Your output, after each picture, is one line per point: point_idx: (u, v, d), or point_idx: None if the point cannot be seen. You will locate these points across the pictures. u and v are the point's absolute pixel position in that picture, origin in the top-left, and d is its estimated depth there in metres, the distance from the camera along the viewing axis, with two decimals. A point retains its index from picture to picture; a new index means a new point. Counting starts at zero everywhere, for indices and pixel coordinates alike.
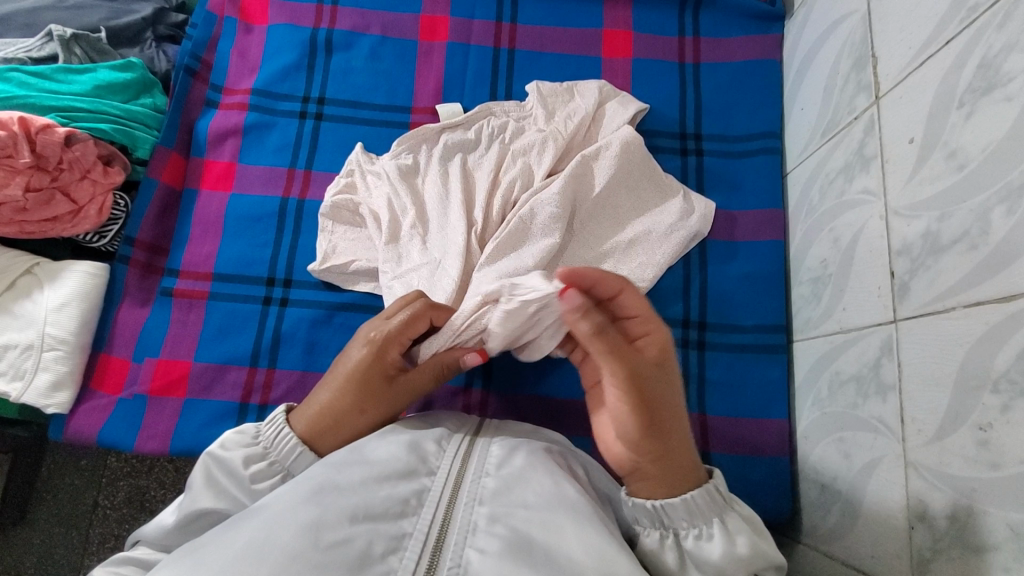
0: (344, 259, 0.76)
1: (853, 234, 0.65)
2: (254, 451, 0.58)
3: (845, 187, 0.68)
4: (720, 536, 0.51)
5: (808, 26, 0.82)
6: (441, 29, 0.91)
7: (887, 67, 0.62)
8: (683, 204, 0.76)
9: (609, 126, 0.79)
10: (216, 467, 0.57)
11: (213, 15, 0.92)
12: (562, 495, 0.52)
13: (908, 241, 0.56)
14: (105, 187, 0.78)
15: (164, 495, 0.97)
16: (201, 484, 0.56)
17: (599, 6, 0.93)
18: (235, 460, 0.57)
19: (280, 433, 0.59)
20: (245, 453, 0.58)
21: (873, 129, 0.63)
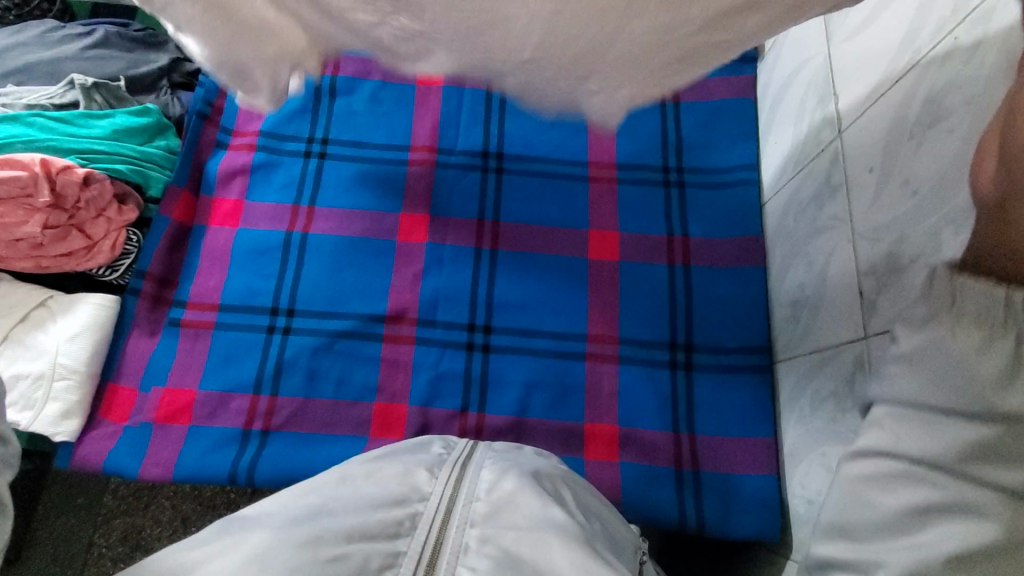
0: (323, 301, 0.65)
1: (826, 256, 0.70)
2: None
3: (816, 215, 0.73)
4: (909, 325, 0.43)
5: (778, 66, 0.87)
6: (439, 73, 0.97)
7: (848, 103, 0.68)
8: None
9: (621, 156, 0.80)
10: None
11: None
12: (550, 517, 0.55)
13: (873, 261, 0.60)
14: (120, 224, 0.82)
15: (160, 533, 0.98)
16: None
17: None
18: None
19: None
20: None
21: (837, 160, 0.69)
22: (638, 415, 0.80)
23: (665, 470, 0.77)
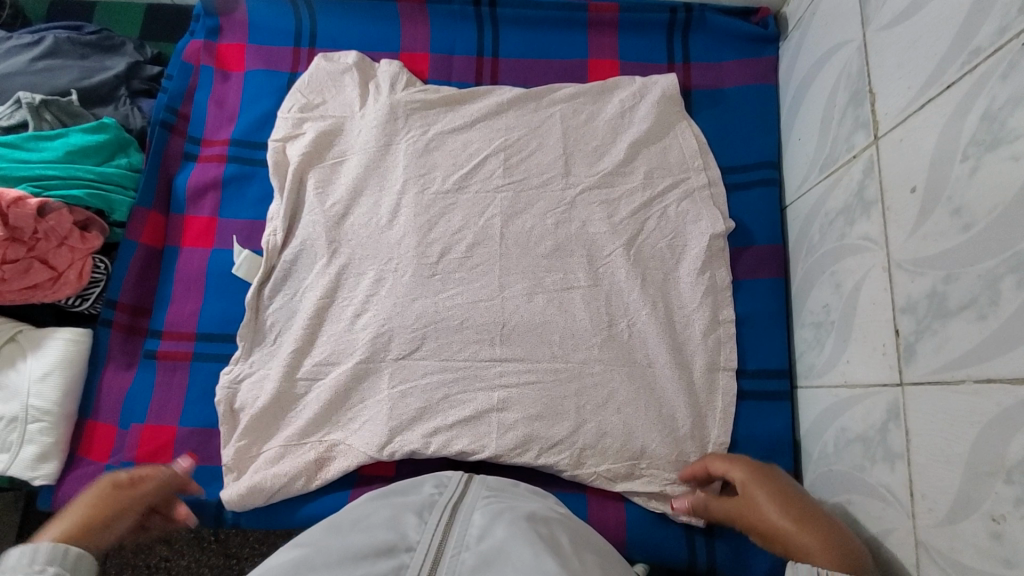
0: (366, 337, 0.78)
1: (856, 281, 0.62)
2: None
3: (845, 230, 0.64)
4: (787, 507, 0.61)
5: (804, 48, 0.76)
6: (422, 66, 0.89)
7: (887, 106, 0.58)
8: (681, 263, 0.79)
9: (693, 231, 0.80)
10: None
11: (188, 65, 0.89)
12: (542, 570, 0.50)
13: (913, 298, 0.52)
14: (83, 252, 0.76)
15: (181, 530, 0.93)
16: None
17: (584, 32, 0.88)
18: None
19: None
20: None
21: (873, 172, 0.59)
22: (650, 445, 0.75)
23: (676, 526, 0.74)
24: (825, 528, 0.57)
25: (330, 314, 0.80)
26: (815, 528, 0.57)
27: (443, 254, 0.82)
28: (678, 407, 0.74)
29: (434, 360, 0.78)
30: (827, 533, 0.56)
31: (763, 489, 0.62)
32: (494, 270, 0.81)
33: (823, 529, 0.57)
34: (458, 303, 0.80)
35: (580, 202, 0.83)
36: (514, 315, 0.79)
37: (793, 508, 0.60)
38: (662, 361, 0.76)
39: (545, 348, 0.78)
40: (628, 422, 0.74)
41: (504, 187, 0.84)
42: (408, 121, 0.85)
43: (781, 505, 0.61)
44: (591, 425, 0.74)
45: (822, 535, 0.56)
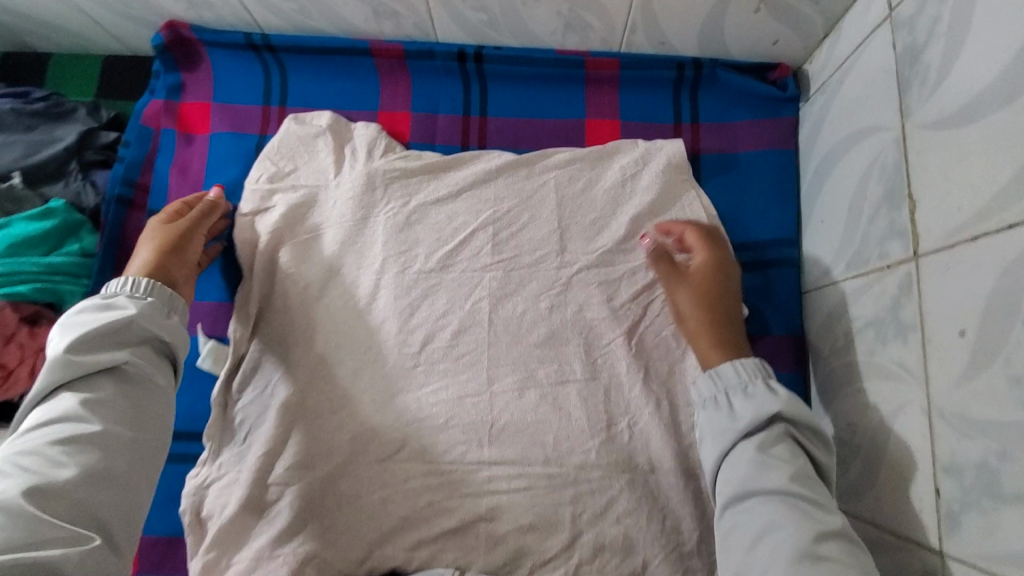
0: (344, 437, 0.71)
1: (888, 410, 0.54)
2: (109, 305, 0.60)
3: (876, 349, 0.56)
4: (763, 392, 0.59)
5: (830, 119, 0.68)
6: (403, 127, 0.81)
7: (931, 220, 0.50)
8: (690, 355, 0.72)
9: None
10: (80, 331, 0.57)
11: (147, 129, 0.81)
12: None
13: (958, 460, 0.45)
14: (36, 349, 0.69)
15: None
16: (76, 352, 0.56)
17: (581, 89, 0.80)
18: (89, 320, 0.57)
19: (120, 287, 0.62)
20: (98, 310, 0.59)
21: (911, 293, 0.52)
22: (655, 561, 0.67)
23: None
24: (731, 323, 0.66)
25: (306, 410, 0.72)
26: (722, 329, 0.66)
27: (427, 342, 0.74)
28: (684, 519, 0.67)
29: (417, 464, 0.70)
30: (729, 328, 0.66)
31: (704, 254, 0.70)
32: (484, 362, 0.73)
33: (730, 329, 0.66)
34: (444, 397, 0.72)
35: (578, 281, 0.75)
36: (503, 411, 0.72)
37: (721, 295, 0.68)
38: (667, 467, 0.68)
39: (538, 451, 0.70)
40: (629, 536, 0.67)
41: (493, 266, 0.76)
42: (388, 191, 0.77)
43: (714, 297, 0.68)
44: (589, 537, 0.67)
45: (727, 323, 0.66)
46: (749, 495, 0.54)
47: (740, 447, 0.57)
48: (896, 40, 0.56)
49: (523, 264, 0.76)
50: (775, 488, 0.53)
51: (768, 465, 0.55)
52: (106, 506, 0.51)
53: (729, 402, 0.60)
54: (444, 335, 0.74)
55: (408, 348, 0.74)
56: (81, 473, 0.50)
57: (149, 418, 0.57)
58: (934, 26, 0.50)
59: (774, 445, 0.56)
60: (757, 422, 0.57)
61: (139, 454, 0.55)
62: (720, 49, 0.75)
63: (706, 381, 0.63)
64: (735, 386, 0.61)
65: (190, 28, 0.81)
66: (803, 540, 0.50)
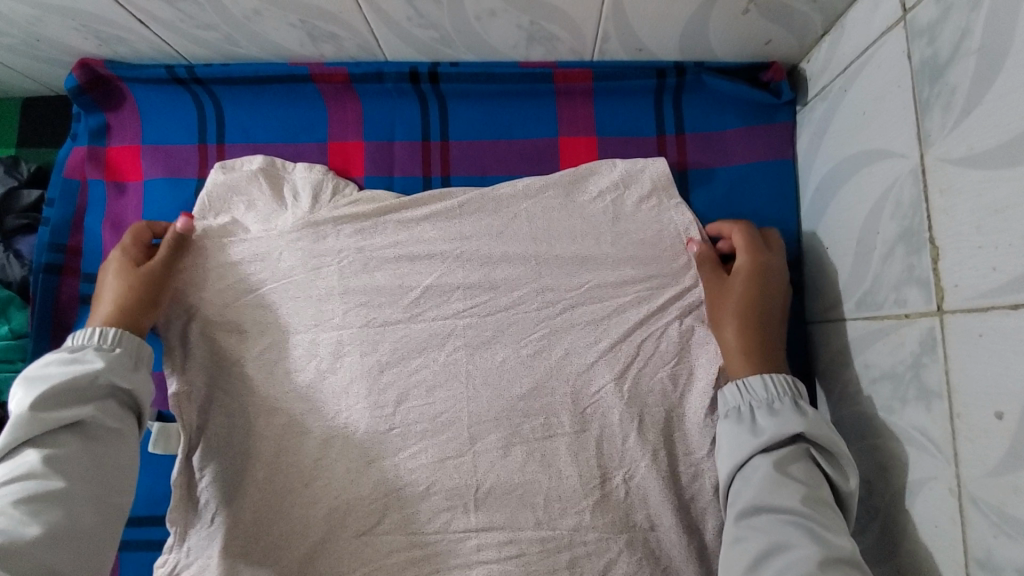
0: (319, 511, 0.66)
1: (910, 479, 0.48)
2: (76, 358, 0.56)
3: (895, 406, 0.50)
4: (790, 408, 0.54)
5: (833, 131, 0.60)
6: (356, 159, 0.73)
7: (958, 274, 0.43)
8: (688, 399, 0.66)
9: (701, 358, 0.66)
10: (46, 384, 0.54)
11: (73, 182, 0.73)
12: None
13: (997, 558, 0.40)
14: None
15: None
16: (41, 406, 0.53)
17: (552, 102, 0.71)
18: (53, 375, 0.54)
19: (86, 338, 0.58)
20: (65, 364, 0.55)
21: (935, 353, 0.45)
22: None
23: None
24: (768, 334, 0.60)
25: (274, 485, 0.67)
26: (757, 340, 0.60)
27: (400, 401, 0.67)
28: None
29: (399, 536, 0.66)
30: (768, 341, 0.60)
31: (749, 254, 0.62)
32: (463, 418, 0.67)
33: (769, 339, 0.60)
34: (422, 462, 0.67)
35: (561, 321, 0.68)
36: (487, 472, 0.66)
37: (757, 299, 0.61)
38: (667, 524, 0.63)
39: (528, 514, 0.65)
40: None
41: (466, 311, 0.69)
42: (340, 238, 0.70)
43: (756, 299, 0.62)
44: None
45: (764, 333, 0.60)
46: (761, 511, 0.51)
47: (755, 462, 0.53)
48: (911, 51, 0.47)
49: (498, 306, 0.69)
50: (790, 507, 0.49)
51: (782, 485, 0.51)
52: (68, 566, 0.48)
53: (752, 416, 0.56)
54: (419, 392, 0.68)
55: (379, 408, 0.67)
56: (46, 531, 0.47)
57: (115, 472, 0.55)
58: (960, 41, 0.42)
59: (792, 464, 0.52)
60: (780, 439, 0.53)
61: (104, 513, 0.52)
62: (705, 52, 0.66)
63: (732, 392, 0.58)
64: (761, 400, 0.56)
65: (104, 64, 0.71)
66: (807, 562, 0.46)
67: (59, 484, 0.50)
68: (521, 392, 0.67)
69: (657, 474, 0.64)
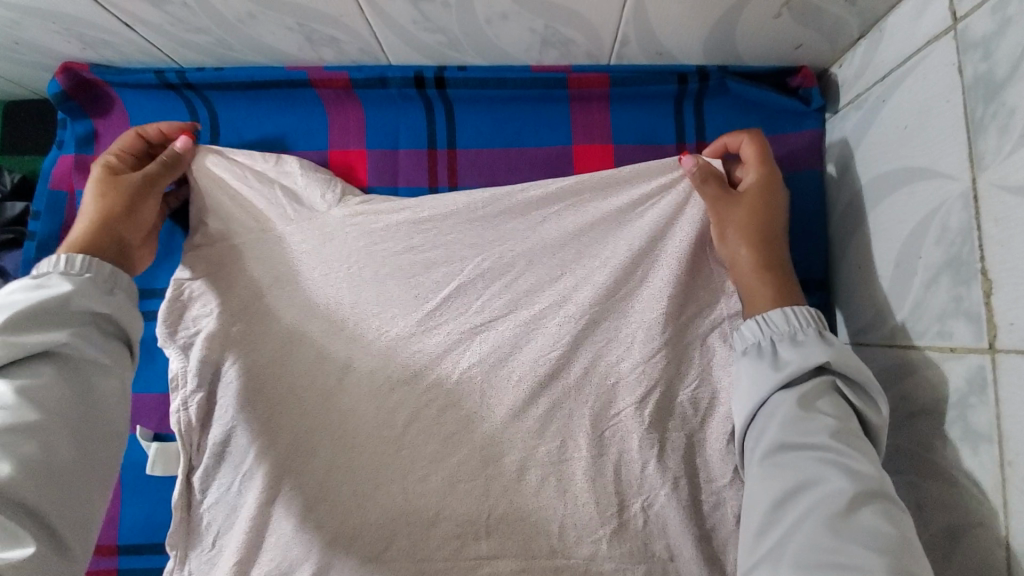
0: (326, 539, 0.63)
1: (951, 523, 0.46)
2: (40, 285, 0.51)
3: (935, 444, 0.47)
4: (814, 339, 0.52)
5: (868, 142, 0.56)
6: (359, 168, 0.69)
7: (1013, 312, 0.39)
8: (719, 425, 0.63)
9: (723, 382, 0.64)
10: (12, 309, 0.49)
11: (60, 193, 0.69)
12: None
13: None
14: None
15: None
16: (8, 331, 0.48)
17: (566, 108, 0.67)
18: (19, 300, 0.50)
19: (51, 265, 0.53)
20: (30, 290, 0.51)
21: (986, 395, 0.42)
22: None
23: None
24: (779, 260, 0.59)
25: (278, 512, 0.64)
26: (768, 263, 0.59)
27: (411, 422, 0.65)
28: None
29: (407, 565, 0.63)
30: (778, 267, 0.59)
31: (755, 171, 0.61)
32: (475, 441, 0.65)
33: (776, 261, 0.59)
34: (433, 486, 0.64)
35: (579, 341, 0.65)
36: (501, 496, 0.64)
37: (767, 225, 0.60)
38: (687, 554, 0.61)
39: (542, 541, 0.63)
40: None
41: (480, 329, 0.66)
42: (355, 245, 0.66)
43: (768, 220, 0.60)
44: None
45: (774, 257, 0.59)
46: (788, 449, 0.48)
47: (776, 399, 0.51)
48: (963, 64, 0.44)
49: (511, 325, 0.66)
50: (820, 444, 0.47)
51: (809, 419, 0.48)
52: (48, 503, 0.45)
53: (774, 349, 0.53)
54: (429, 414, 0.65)
55: (388, 431, 0.65)
56: (18, 467, 0.44)
57: (100, 405, 0.51)
58: (1022, 58, 0.38)
59: (818, 397, 0.50)
60: (804, 371, 0.50)
61: (90, 447, 0.49)
62: (730, 56, 0.62)
63: (752, 325, 0.55)
64: (783, 332, 0.53)
65: (89, 68, 0.67)
66: (840, 500, 0.44)
67: (30, 416, 0.46)
68: (536, 415, 0.65)
69: (677, 502, 0.62)
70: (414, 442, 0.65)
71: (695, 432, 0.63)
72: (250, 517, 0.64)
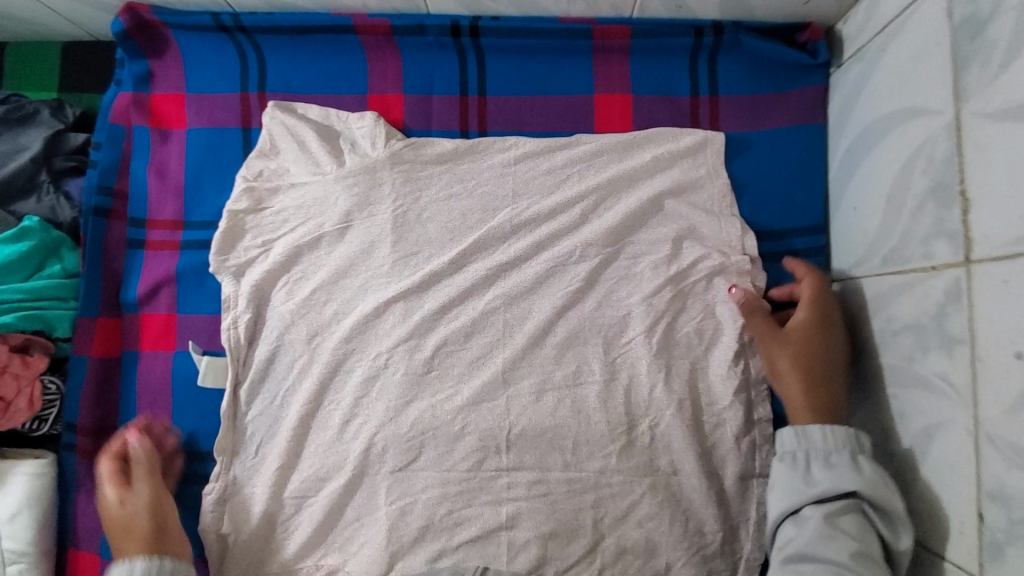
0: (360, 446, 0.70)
1: (927, 424, 0.52)
2: None
3: (914, 354, 0.53)
4: (850, 464, 0.54)
5: (867, 90, 0.61)
6: (395, 111, 0.74)
7: (986, 226, 0.45)
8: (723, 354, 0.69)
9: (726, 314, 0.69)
10: None
11: (118, 128, 0.75)
12: None
13: (1007, 489, 0.43)
14: (31, 376, 0.69)
15: None
16: None
17: (590, 59, 0.72)
18: None
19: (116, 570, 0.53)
20: None
21: (959, 303, 0.47)
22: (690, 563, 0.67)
23: None
24: (828, 394, 0.59)
25: (317, 421, 0.71)
26: (815, 388, 0.59)
27: (439, 347, 0.71)
28: (707, 520, 0.68)
29: (434, 473, 0.70)
30: (827, 398, 0.58)
31: (805, 311, 0.62)
32: (496, 364, 0.71)
33: (827, 390, 0.59)
34: (457, 404, 0.70)
35: (596, 275, 0.71)
36: (519, 417, 0.70)
37: (817, 357, 0.60)
38: (689, 469, 0.67)
39: (556, 456, 0.69)
40: (652, 536, 0.67)
41: (504, 263, 0.71)
42: (396, 186, 0.72)
43: (817, 350, 0.60)
44: (611, 540, 0.68)
45: (824, 387, 0.59)
46: (808, 559, 0.52)
47: (805, 512, 0.54)
48: (952, 9, 0.49)
49: (535, 260, 0.72)
50: (836, 560, 0.50)
51: (833, 538, 0.51)
52: None
53: (808, 464, 0.56)
54: (456, 338, 0.71)
55: (418, 352, 0.71)
56: None
57: None
58: None
59: (843, 517, 0.52)
60: (834, 492, 0.53)
61: None
62: (743, 10, 0.67)
63: (791, 435, 0.57)
64: (819, 449, 0.55)
65: (150, 10, 0.72)
66: None
67: None
68: (554, 342, 0.71)
69: (682, 422, 0.68)
70: (442, 362, 0.71)
71: (700, 359, 0.69)
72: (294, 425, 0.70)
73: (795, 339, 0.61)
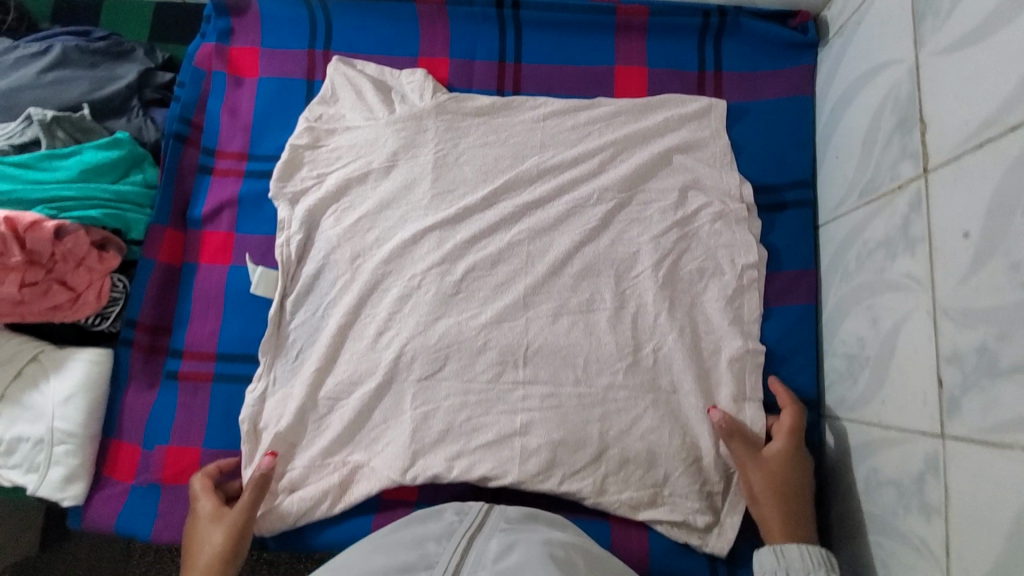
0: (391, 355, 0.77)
1: (897, 321, 0.60)
2: None
3: (886, 265, 0.62)
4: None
5: (847, 60, 0.72)
6: (442, 70, 0.86)
7: (940, 139, 0.55)
8: (721, 288, 0.77)
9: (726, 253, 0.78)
10: None
11: (201, 72, 0.87)
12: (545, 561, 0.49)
13: (960, 349, 0.51)
14: (102, 272, 0.76)
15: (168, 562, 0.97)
16: None
17: (612, 36, 0.85)
18: None
19: None
20: None
21: (920, 207, 0.57)
22: (687, 474, 0.73)
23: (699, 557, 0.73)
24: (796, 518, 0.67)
25: (353, 331, 0.78)
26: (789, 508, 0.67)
27: (468, 271, 0.79)
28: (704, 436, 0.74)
29: (456, 382, 0.76)
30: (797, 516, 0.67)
31: (782, 441, 0.70)
32: (518, 289, 0.79)
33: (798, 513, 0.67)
34: (481, 322, 0.78)
35: (611, 216, 0.80)
36: (536, 337, 0.77)
37: (792, 487, 0.68)
38: (688, 388, 0.74)
39: (568, 372, 0.76)
40: (654, 447, 0.73)
41: (529, 202, 0.81)
42: (438, 132, 0.83)
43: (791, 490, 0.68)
44: (615, 450, 0.73)
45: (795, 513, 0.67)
46: None
47: None
48: None
49: (558, 201, 0.81)
50: None
51: None
52: None
53: None
54: (484, 264, 0.80)
55: (449, 275, 0.80)
56: None
57: None
58: None
59: None
60: None
61: None
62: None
63: (769, 554, 0.64)
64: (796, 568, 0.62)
65: None
66: None
67: None
68: (571, 272, 0.79)
69: (684, 345, 0.75)
70: (470, 286, 0.79)
71: (701, 292, 0.78)
72: (332, 333, 0.78)
73: (771, 469, 0.69)
